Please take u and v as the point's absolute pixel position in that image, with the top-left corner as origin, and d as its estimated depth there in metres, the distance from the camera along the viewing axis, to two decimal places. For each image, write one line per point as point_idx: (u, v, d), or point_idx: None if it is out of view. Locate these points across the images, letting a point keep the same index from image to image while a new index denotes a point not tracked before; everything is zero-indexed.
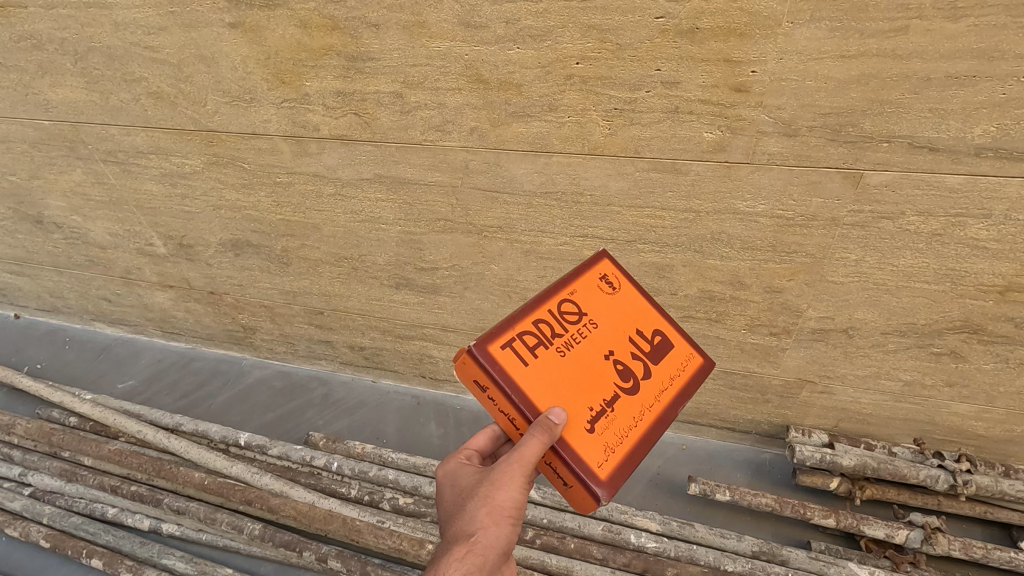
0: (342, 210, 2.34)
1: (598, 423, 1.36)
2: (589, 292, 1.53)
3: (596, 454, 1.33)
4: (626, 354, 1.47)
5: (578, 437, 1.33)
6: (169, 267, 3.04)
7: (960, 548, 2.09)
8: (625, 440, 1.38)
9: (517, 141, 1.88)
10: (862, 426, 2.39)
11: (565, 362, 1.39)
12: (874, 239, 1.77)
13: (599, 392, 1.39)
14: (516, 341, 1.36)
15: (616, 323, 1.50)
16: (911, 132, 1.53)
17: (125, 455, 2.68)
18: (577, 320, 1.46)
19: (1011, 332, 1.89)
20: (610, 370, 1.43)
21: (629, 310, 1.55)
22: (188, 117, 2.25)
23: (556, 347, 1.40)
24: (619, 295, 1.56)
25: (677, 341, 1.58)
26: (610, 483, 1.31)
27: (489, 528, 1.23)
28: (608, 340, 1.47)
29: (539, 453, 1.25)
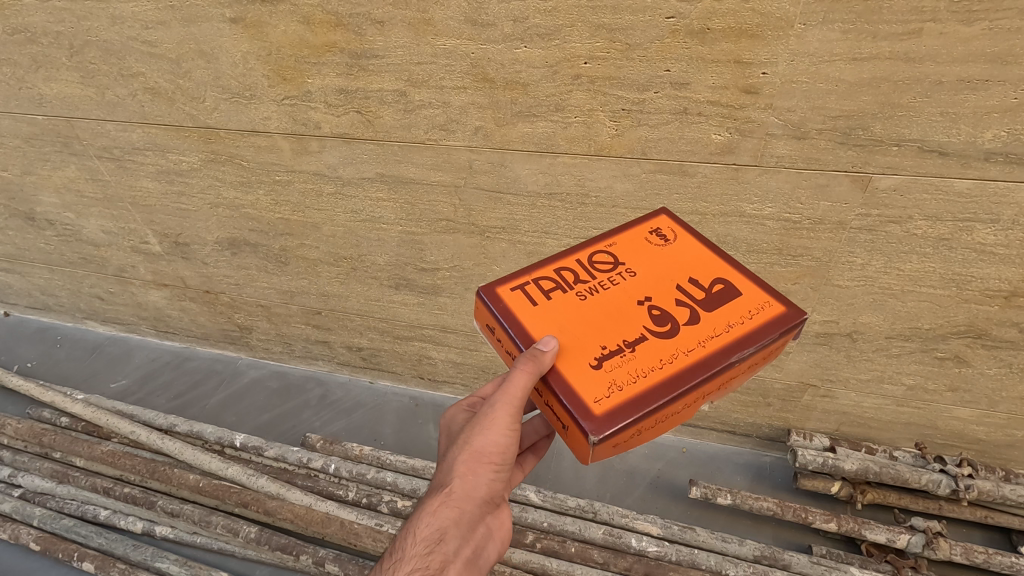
0: (342, 209, 2.31)
1: (608, 361, 1.21)
2: (630, 246, 1.46)
3: (596, 389, 1.16)
4: (667, 300, 1.31)
5: (576, 370, 1.20)
6: (164, 265, 2.99)
7: (961, 552, 2.07)
8: (643, 380, 1.17)
9: (522, 141, 1.86)
10: (864, 429, 2.38)
11: (584, 304, 1.31)
12: (881, 243, 1.76)
13: (620, 333, 1.25)
14: (530, 285, 1.37)
15: (657, 271, 1.39)
16: (921, 135, 1.52)
17: (119, 457, 2.67)
18: (609, 269, 1.39)
19: (1016, 337, 1.89)
20: (640, 314, 1.29)
21: (681, 260, 1.41)
22: (186, 113, 2.21)
23: (576, 291, 1.35)
24: (671, 248, 1.45)
25: (746, 290, 1.33)
26: (609, 420, 1.11)
27: (464, 476, 1.31)
28: (645, 287, 1.34)
29: (524, 384, 1.18)
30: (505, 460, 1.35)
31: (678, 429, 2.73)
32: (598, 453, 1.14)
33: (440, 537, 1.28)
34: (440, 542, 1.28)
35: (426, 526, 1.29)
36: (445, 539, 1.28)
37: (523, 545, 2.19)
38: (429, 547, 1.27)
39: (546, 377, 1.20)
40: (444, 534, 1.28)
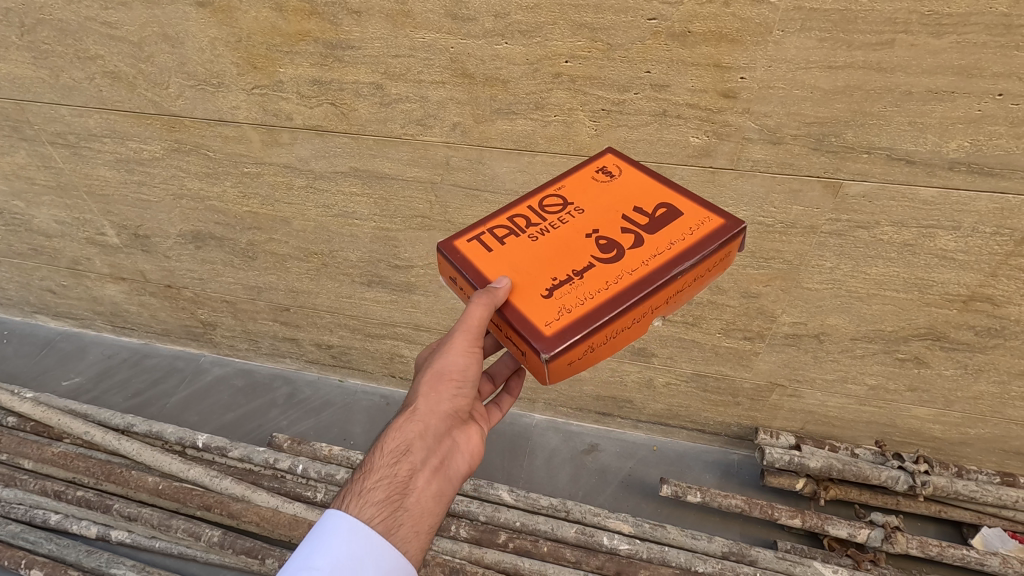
0: (313, 203, 2.25)
1: (560, 289, 1.24)
2: (579, 186, 1.45)
3: (547, 314, 1.20)
4: (613, 229, 1.32)
5: (528, 301, 1.23)
6: (122, 259, 2.87)
7: (917, 546, 2.14)
8: (589, 301, 1.20)
9: (501, 139, 1.84)
10: (827, 428, 2.45)
11: (535, 243, 1.33)
12: (850, 248, 1.81)
13: (570, 264, 1.28)
14: (484, 235, 1.38)
15: (604, 204, 1.39)
16: (890, 143, 1.56)
17: (71, 458, 2.53)
18: (558, 209, 1.39)
19: (972, 339, 1.96)
20: (589, 245, 1.30)
21: (627, 192, 1.41)
22: (148, 100, 2.11)
23: (527, 234, 1.36)
24: (617, 183, 1.45)
25: (687, 209, 1.35)
26: (559, 339, 1.15)
27: (428, 395, 1.33)
28: (592, 220, 1.35)
29: (482, 318, 1.21)
30: (468, 377, 1.36)
31: (649, 427, 2.76)
32: (553, 370, 1.18)
33: (405, 448, 1.28)
34: (407, 452, 1.28)
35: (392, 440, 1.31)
36: (411, 451, 1.29)
37: (495, 545, 2.18)
38: (395, 458, 1.28)
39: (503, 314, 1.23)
40: (409, 446, 1.29)
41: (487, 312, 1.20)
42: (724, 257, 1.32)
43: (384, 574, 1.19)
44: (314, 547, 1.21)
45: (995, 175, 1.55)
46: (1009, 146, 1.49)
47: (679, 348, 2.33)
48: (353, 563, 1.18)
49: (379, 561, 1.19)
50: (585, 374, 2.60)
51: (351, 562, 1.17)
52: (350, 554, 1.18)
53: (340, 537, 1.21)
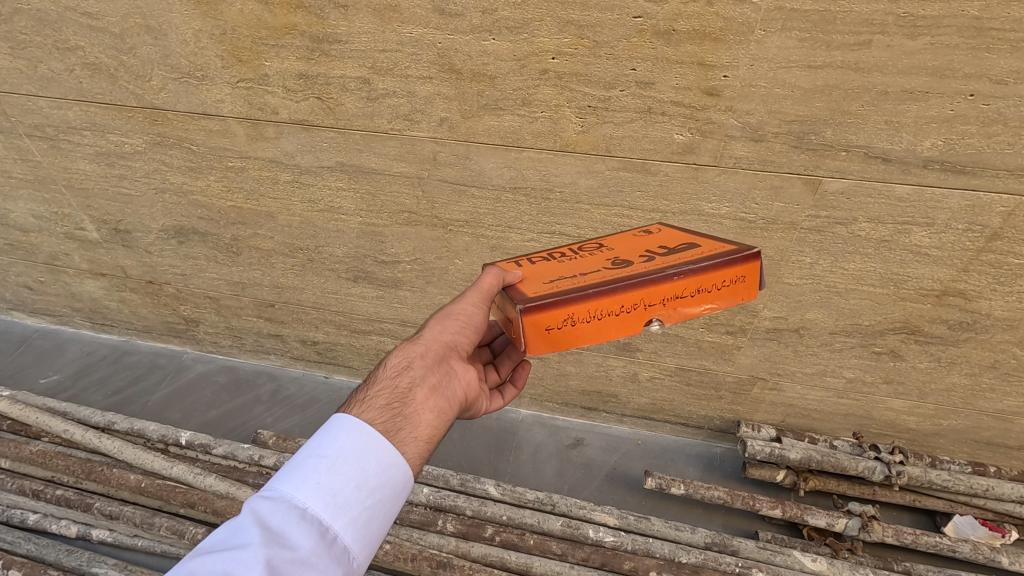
0: (299, 198, 2.24)
1: (560, 279, 1.27)
2: (621, 237, 1.51)
3: (538, 287, 1.24)
4: (629, 251, 1.35)
5: (528, 283, 1.29)
6: (101, 254, 2.82)
7: (892, 534, 2.20)
8: (579, 282, 1.22)
9: (488, 134, 1.85)
10: (807, 420, 2.51)
11: (557, 259, 1.40)
12: (829, 243, 1.85)
13: (577, 267, 1.32)
14: (521, 259, 1.49)
15: (632, 243, 1.43)
16: (867, 142, 1.60)
17: (51, 457, 2.49)
18: (590, 246, 1.46)
19: (945, 333, 2.02)
20: (600, 259, 1.33)
21: (656, 239, 1.44)
22: (130, 92, 2.08)
23: (554, 256, 1.44)
24: (656, 236, 1.48)
25: (713, 246, 1.32)
26: (538, 298, 1.17)
27: (436, 328, 1.38)
28: (615, 249, 1.39)
29: (490, 285, 1.31)
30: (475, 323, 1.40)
31: (634, 422, 2.80)
32: (528, 332, 1.18)
33: (406, 364, 1.31)
34: (406, 368, 1.30)
35: (396, 358, 1.34)
36: (411, 366, 1.30)
37: (482, 539, 2.20)
38: (395, 372, 1.30)
39: (504, 287, 1.31)
40: (410, 363, 1.32)
41: (494, 282, 1.32)
42: (734, 284, 1.22)
43: (383, 468, 1.17)
44: (321, 439, 1.18)
45: (966, 173, 1.61)
46: (979, 145, 1.54)
47: (663, 343, 2.36)
48: (357, 454, 1.16)
49: (381, 456, 1.18)
50: (571, 369, 2.62)
51: (356, 452, 1.16)
52: (356, 444, 1.17)
53: (345, 430, 1.19)
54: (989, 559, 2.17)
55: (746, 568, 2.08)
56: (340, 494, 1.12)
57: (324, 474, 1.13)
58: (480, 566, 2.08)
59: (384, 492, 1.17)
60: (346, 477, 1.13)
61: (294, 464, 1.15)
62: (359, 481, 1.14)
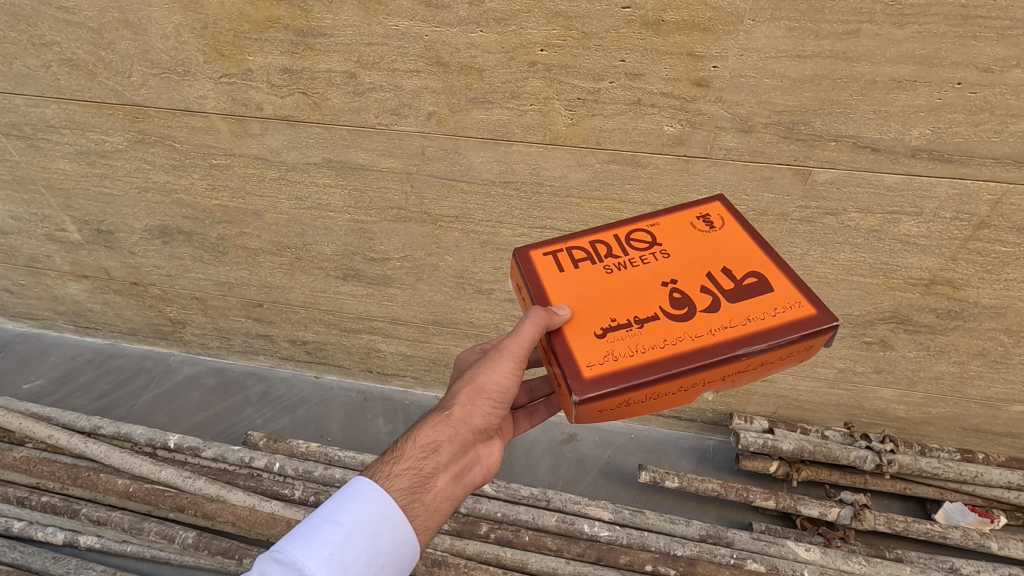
0: (286, 195, 2.20)
1: (614, 332, 1.24)
2: (674, 228, 1.45)
3: (593, 354, 1.20)
4: (693, 285, 1.30)
5: (580, 334, 1.24)
6: (84, 256, 2.76)
7: (884, 522, 2.22)
8: (639, 355, 1.19)
9: (477, 128, 1.83)
10: (798, 411, 2.52)
11: (606, 274, 1.36)
12: (819, 234, 1.86)
13: (636, 308, 1.27)
14: (562, 252, 1.43)
15: (692, 255, 1.37)
16: (856, 132, 1.61)
17: (35, 463, 2.43)
18: (643, 247, 1.41)
19: (934, 322, 2.04)
20: (658, 294, 1.29)
21: (718, 248, 1.39)
22: (110, 89, 2.03)
23: (604, 264, 1.38)
24: (714, 236, 1.42)
25: (779, 289, 1.28)
26: (595, 383, 1.15)
27: (467, 404, 1.34)
28: (674, 269, 1.34)
29: (531, 336, 1.23)
30: (505, 399, 1.37)
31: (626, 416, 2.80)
32: (582, 413, 1.17)
33: (434, 446, 1.31)
34: (435, 451, 1.31)
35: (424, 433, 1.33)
36: (439, 450, 1.31)
37: (477, 536, 2.18)
38: (424, 452, 1.31)
39: (543, 333, 1.24)
40: (438, 446, 1.31)
41: (529, 326, 1.22)
42: (796, 352, 1.23)
43: (393, 546, 1.24)
44: (340, 505, 1.25)
45: (954, 162, 1.61)
46: (967, 134, 1.55)
47: None
48: (373, 527, 1.23)
49: (395, 532, 1.25)
50: None
51: (372, 525, 1.22)
52: (373, 517, 1.23)
53: (364, 500, 1.25)
54: (979, 544, 2.19)
55: (741, 559, 2.09)
56: (350, 568, 1.19)
57: (337, 545, 1.19)
58: (475, 564, 2.07)
59: (391, 567, 1.25)
60: (359, 550, 1.21)
61: (309, 528, 1.21)
62: (370, 554, 1.22)
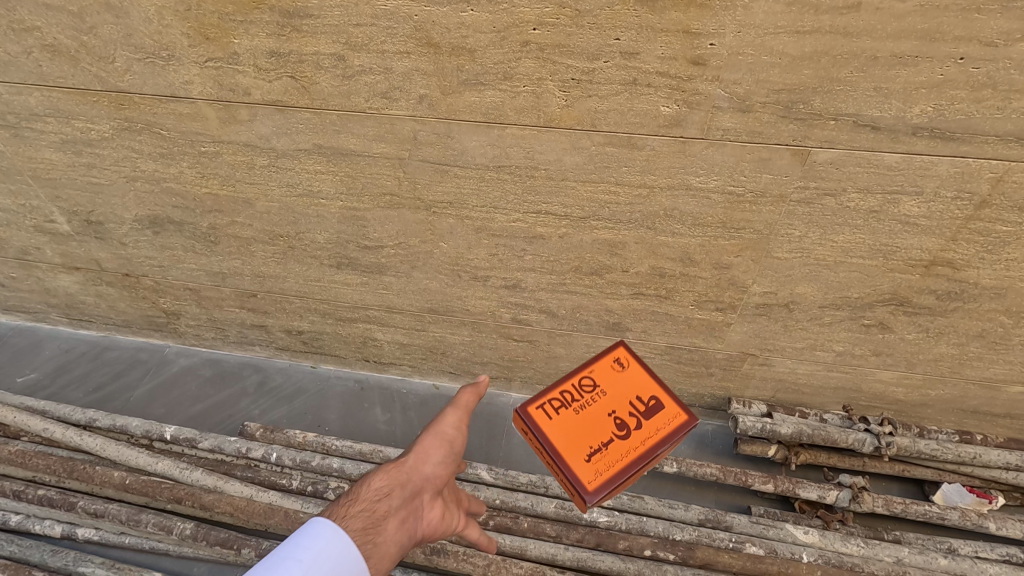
0: (277, 183, 2.17)
1: (596, 459, 1.52)
2: (599, 374, 1.66)
3: (587, 469, 1.50)
4: (624, 415, 1.58)
5: (575, 458, 1.52)
6: (74, 247, 2.73)
7: (883, 504, 2.23)
8: (612, 465, 1.50)
9: (470, 111, 1.79)
10: (797, 395, 2.51)
11: (571, 417, 1.58)
12: (818, 216, 1.83)
13: (595, 441, 1.54)
14: (542, 404, 1.60)
15: (613, 390, 1.63)
16: (856, 110, 1.58)
17: (30, 457, 2.42)
18: (585, 390, 1.63)
19: (934, 304, 2.02)
20: (609, 424, 1.57)
21: (629, 380, 1.64)
22: (94, 75, 1.98)
23: (568, 408, 1.60)
24: (626, 370, 1.67)
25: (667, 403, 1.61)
26: (598, 494, 1.46)
27: (420, 456, 1.49)
28: (607, 401, 1.61)
29: (473, 400, 1.60)
30: (454, 451, 1.54)
31: None
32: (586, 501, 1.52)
33: (388, 490, 1.41)
34: (388, 495, 1.40)
35: (379, 480, 1.44)
36: (391, 494, 1.40)
37: (476, 524, 2.18)
38: (377, 496, 1.40)
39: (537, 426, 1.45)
40: (391, 491, 1.41)
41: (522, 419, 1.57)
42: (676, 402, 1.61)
43: None
44: (299, 543, 1.31)
45: (955, 140, 1.59)
46: (969, 111, 1.52)
47: (652, 323, 2.33)
48: (331, 563, 1.29)
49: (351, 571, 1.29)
50: (561, 352, 2.57)
51: (332, 562, 1.29)
52: (331, 554, 1.30)
53: (324, 538, 1.33)
54: (976, 525, 2.20)
55: (740, 542, 2.10)
56: None
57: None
58: (475, 551, 2.07)
59: None
60: None
61: (270, 565, 1.26)
62: None
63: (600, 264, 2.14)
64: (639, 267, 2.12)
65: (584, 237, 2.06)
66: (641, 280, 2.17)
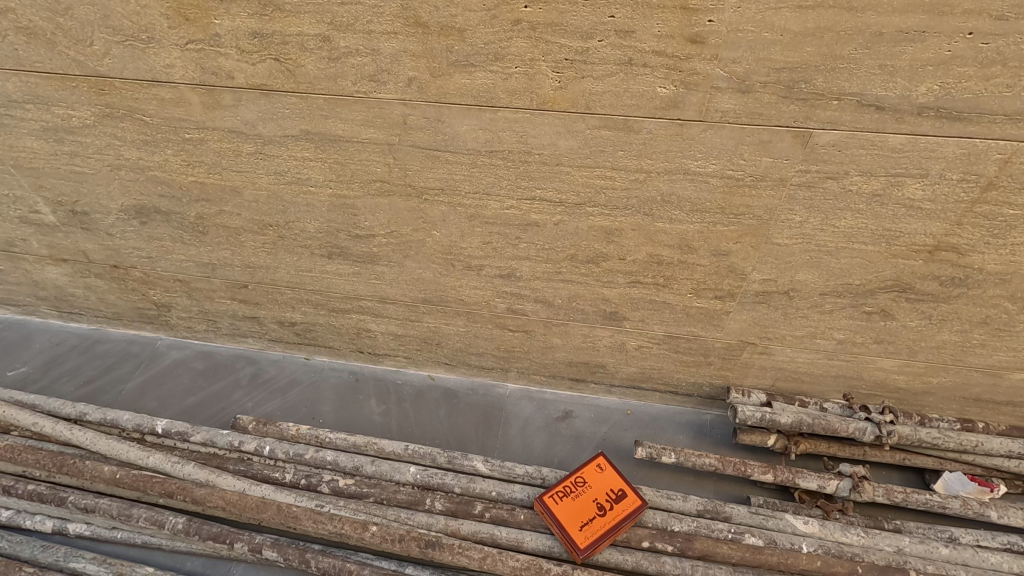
0: (264, 170, 2.11)
1: (588, 529, 2.00)
2: (586, 472, 2.15)
3: (581, 532, 2.00)
4: (605, 496, 2.08)
5: (573, 530, 2.00)
6: (61, 239, 2.67)
7: (883, 493, 2.20)
8: (597, 531, 1.99)
9: (460, 94, 1.74)
10: (797, 383, 2.47)
11: (569, 507, 2.06)
12: (819, 200, 1.78)
13: (587, 517, 2.03)
14: (550, 501, 2.08)
15: (597, 482, 2.11)
16: (860, 89, 1.52)
17: (19, 452, 2.38)
18: (576, 482, 2.13)
19: (937, 290, 1.98)
20: (594, 505, 2.06)
21: (607, 478, 2.13)
22: (72, 59, 1.92)
23: (565, 495, 2.09)
24: (605, 470, 2.15)
25: (632, 494, 2.08)
26: (588, 546, 1.95)
27: None
28: (593, 490, 2.10)
29: None
30: None
31: (622, 391, 2.74)
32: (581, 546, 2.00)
33: None
34: None
35: None
36: None
37: (471, 516, 2.16)
38: None
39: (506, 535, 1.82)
40: None
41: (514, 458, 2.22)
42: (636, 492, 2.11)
43: None
44: None
45: (962, 120, 1.53)
46: (977, 89, 1.47)
47: (650, 311, 2.28)
48: None
49: None
50: (557, 341, 2.53)
51: None
52: None
53: None
54: (978, 514, 2.18)
55: (739, 533, 2.07)
56: None
57: None
58: (470, 543, 2.05)
59: None
60: None
61: None
62: None
63: (596, 252, 2.09)
64: (635, 255, 2.08)
65: (579, 224, 2.01)
66: (638, 268, 2.12)
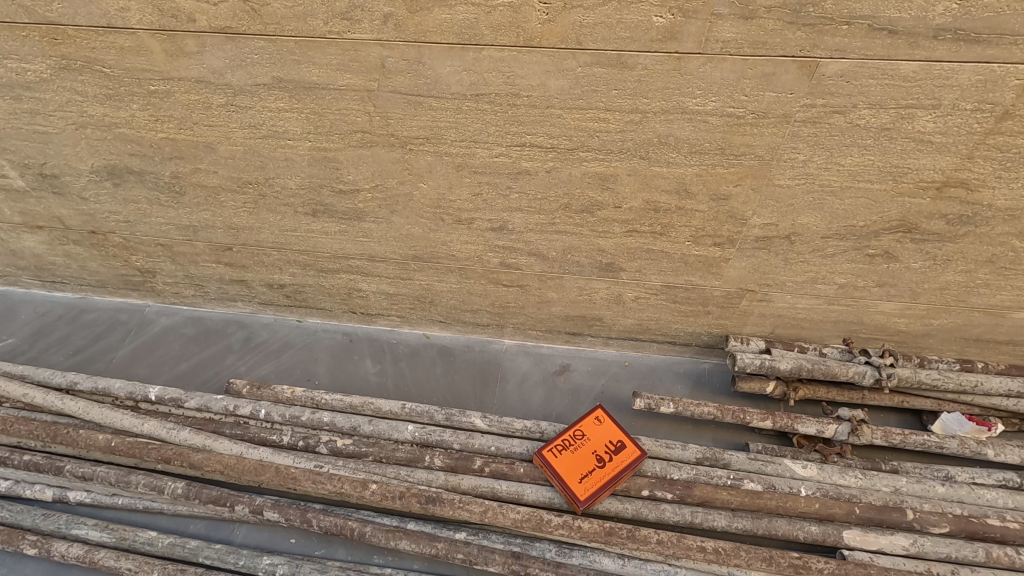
0: (238, 123, 1.99)
1: (587, 482, 2.00)
2: (585, 426, 2.13)
3: (580, 486, 1.99)
4: (604, 449, 2.07)
5: (573, 485, 1.99)
6: (33, 204, 2.56)
7: (882, 436, 2.20)
8: (597, 484, 1.99)
9: (441, 31, 1.61)
10: (796, 329, 2.44)
11: (569, 461, 2.05)
12: (825, 137, 1.69)
13: (586, 471, 2.03)
14: (549, 456, 2.07)
15: (596, 435, 2.10)
16: (872, 11, 1.41)
17: (12, 423, 2.34)
18: (575, 436, 2.11)
19: (943, 229, 1.92)
20: (593, 458, 2.05)
21: (605, 431, 2.11)
22: (18, 4, 1.77)
23: (564, 449, 2.08)
24: (604, 423, 2.13)
25: (631, 445, 2.08)
26: (588, 499, 1.95)
27: None
28: (592, 443, 2.08)
29: None
30: None
31: (620, 343, 2.71)
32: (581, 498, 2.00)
33: None
34: None
35: None
36: None
37: (471, 471, 2.15)
38: None
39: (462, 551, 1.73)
40: None
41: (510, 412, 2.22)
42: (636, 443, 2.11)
43: None
44: None
45: (980, 43, 1.43)
46: (998, 7, 1.36)
47: (647, 261, 2.22)
48: None
49: None
50: (553, 295, 2.47)
51: None
52: None
53: None
54: (975, 453, 2.18)
55: (738, 479, 2.08)
56: None
57: None
58: (471, 498, 2.05)
59: None
60: None
61: None
62: None
63: (591, 201, 2.01)
64: (631, 203, 1.99)
65: (573, 170, 1.92)
66: (634, 216, 2.04)
